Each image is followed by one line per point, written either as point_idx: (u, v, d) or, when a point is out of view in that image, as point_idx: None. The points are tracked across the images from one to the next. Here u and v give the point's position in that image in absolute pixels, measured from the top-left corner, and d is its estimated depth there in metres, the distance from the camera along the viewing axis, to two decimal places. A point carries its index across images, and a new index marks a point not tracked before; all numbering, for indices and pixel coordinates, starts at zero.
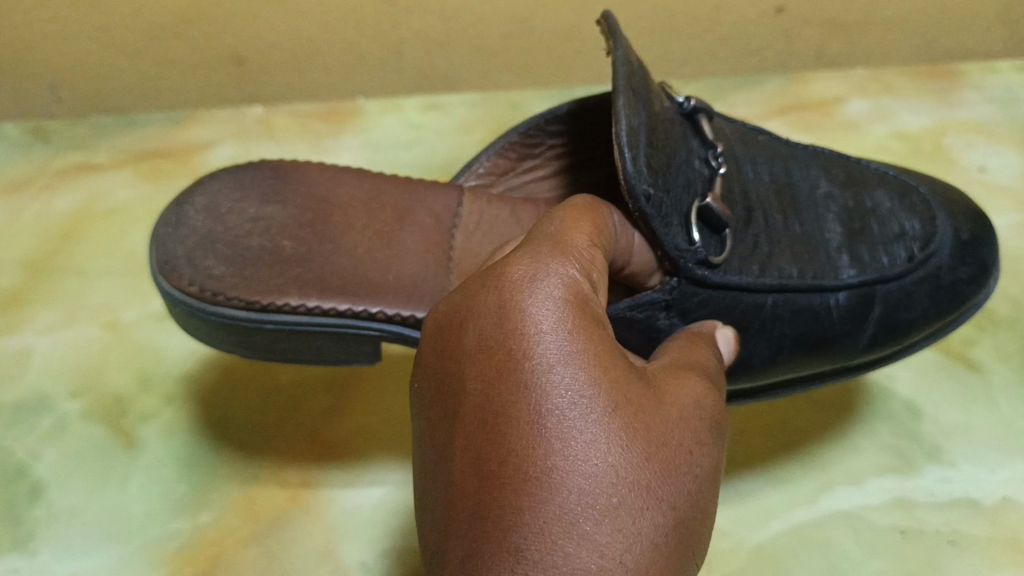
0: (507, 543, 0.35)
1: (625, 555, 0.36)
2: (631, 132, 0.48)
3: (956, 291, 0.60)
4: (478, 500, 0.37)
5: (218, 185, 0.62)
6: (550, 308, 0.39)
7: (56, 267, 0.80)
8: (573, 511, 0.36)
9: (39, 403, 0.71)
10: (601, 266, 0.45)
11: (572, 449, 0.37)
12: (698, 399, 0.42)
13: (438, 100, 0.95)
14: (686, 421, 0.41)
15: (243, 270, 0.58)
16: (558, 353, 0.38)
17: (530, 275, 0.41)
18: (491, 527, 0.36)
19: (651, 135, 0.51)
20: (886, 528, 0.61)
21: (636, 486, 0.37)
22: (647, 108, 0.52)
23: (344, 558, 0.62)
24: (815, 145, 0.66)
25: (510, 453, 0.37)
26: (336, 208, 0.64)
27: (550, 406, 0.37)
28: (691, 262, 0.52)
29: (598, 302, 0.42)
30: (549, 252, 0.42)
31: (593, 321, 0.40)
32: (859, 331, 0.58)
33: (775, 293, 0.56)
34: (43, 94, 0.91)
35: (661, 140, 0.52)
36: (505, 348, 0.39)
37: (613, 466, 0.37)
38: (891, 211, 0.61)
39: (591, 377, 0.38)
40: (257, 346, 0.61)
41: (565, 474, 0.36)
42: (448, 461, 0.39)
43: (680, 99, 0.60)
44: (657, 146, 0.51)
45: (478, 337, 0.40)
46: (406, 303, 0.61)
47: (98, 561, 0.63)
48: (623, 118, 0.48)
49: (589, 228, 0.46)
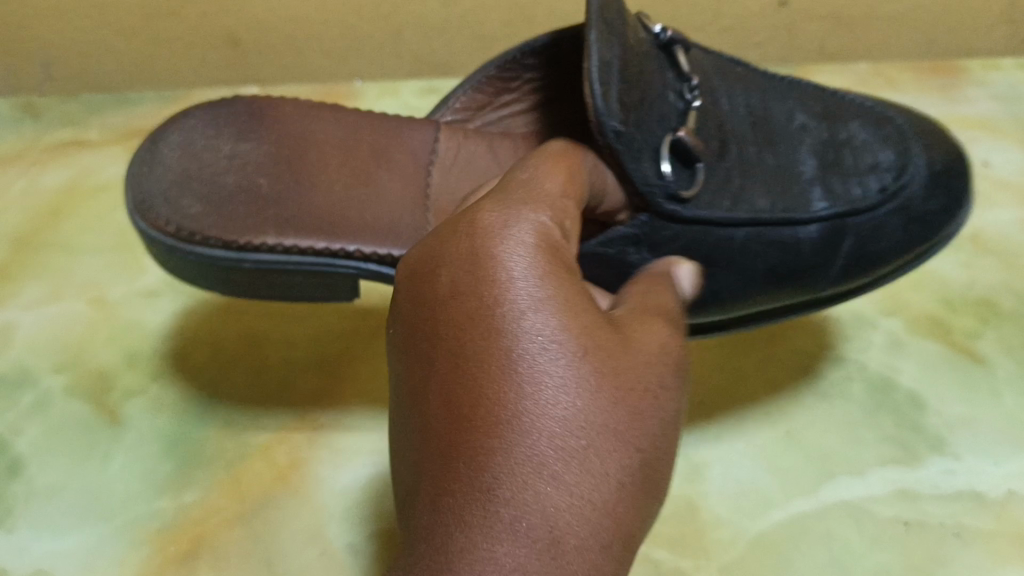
0: (476, 486, 0.35)
1: (598, 498, 0.35)
2: (603, 65, 0.50)
3: (925, 223, 0.57)
4: (448, 444, 0.36)
5: (196, 119, 0.61)
6: (522, 256, 0.39)
7: (42, 242, 0.78)
8: (544, 453, 0.35)
9: (21, 378, 0.68)
10: (574, 217, 0.45)
11: (542, 393, 0.37)
12: (679, 346, 0.42)
13: (437, 85, 0.94)
14: (667, 366, 0.40)
15: (219, 208, 0.57)
16: (529, 299, 0.38)
17: (501, 223, 0.41)
18: (461, 471, 0.36)
19: (623, 70, 0.52)
20: (889, 520, 0.59)
21: (613, 430, 0.37)
22: (619, 44, 0.53)
23: (332, 542, 0.59)
24: (793, 78, 0.65)
25: (479, 397, 0.37)
26: (318, 142, 0.63)
27: (521, 350, 0.37)
28: (660, 195, 0.52)
29: (569, 250, 0.42)
30: (518, 201, 0.42)
31: (565, 268, 0.40)
32: (831, 264, 0.57)
33: (746, 227, 0.55)
34: (36, 72, 0.91)
35: (632, 78, 0.53)
36: (475, 295, 0.39)
37: (588, 408, 0.37)
38: (864, 143, 0.60)
39: (563, 321, 0.38)
40: (236, 289, 0.60)
41: (534, 417, 0.36)
42: (420, 406, 0.39)
43: (656, 31, 0.61)
44: (629, 83, 0.52)
45: (449, 283, 0.40)
46: (381, 241, 0.60)
47: (76, 539, 0.59)
48: (594, 54, 0.50)
49: (564, 177, 0.46)
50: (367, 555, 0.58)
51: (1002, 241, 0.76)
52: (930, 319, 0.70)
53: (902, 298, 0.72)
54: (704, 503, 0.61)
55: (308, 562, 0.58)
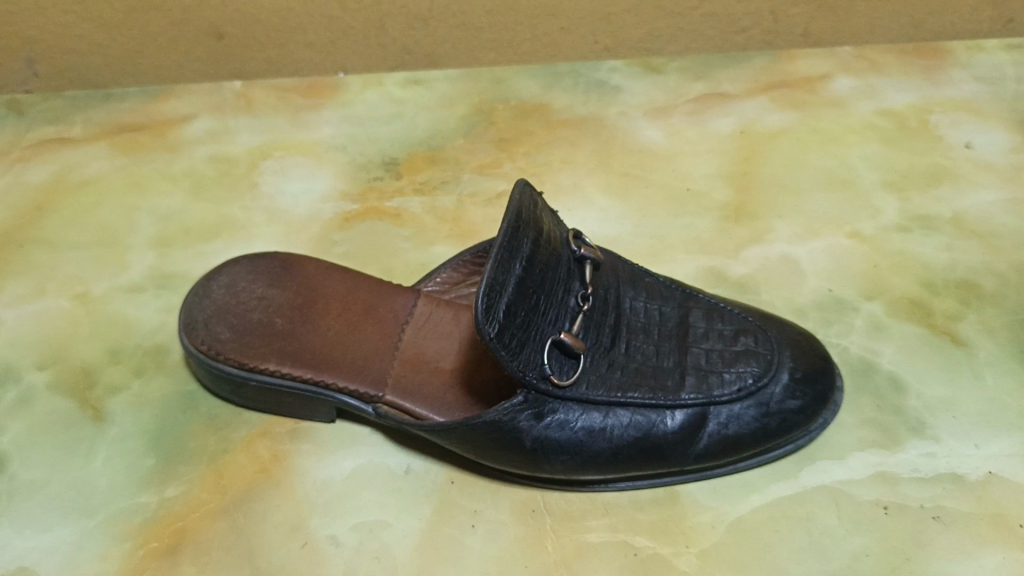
0: None
1: None
2: (506, 256, 0.55)
3: (785, 422, 0.59)
4: None
5: (239, 270, 0.67)
6: None
7: (26, 239, 0.78)
8: None
9: (3, 375, 0.68)
10: None
11: None
12: None
13: (420, 76, 0.94)
14: None
15: (243, 335, 0.63)
16: None
17: None
18: None
19: (521, 279, 0.56)
20: (869, 503, 0.60)
21: None
22: (524, 255, 0.56)
23: (314, 533, 0.59)
24: (695, 287, 0.66)
25: None
26: (324, 298, 0.66)
27: None
28: (534, 377, 0.56)
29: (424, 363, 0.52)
30: None
31: None
32: (690, 442, 0.58)
33: (617, 407, 0.58)
34: (19, 68, 0.91)
35: (529, 290, 0.56)
36: None
37: None
38: (733, 336, 0.61)
39: None
40: (245, 396, 0.64)
41: None
42: None
43: (575, 243, 0.62)
44: (524, 297, 0.56)
45: None
46: (357, 381, 0.62)
47: (58, 535, 0.59)
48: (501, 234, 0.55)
49: None
50: (349, 546, 0.58)
51: (985, 222, 0.76)
52: (912, 301, 0.70)
53: (884, 281, 0.72)
54: (685, 489, 0.61)
55: (288, 553, 0.58)
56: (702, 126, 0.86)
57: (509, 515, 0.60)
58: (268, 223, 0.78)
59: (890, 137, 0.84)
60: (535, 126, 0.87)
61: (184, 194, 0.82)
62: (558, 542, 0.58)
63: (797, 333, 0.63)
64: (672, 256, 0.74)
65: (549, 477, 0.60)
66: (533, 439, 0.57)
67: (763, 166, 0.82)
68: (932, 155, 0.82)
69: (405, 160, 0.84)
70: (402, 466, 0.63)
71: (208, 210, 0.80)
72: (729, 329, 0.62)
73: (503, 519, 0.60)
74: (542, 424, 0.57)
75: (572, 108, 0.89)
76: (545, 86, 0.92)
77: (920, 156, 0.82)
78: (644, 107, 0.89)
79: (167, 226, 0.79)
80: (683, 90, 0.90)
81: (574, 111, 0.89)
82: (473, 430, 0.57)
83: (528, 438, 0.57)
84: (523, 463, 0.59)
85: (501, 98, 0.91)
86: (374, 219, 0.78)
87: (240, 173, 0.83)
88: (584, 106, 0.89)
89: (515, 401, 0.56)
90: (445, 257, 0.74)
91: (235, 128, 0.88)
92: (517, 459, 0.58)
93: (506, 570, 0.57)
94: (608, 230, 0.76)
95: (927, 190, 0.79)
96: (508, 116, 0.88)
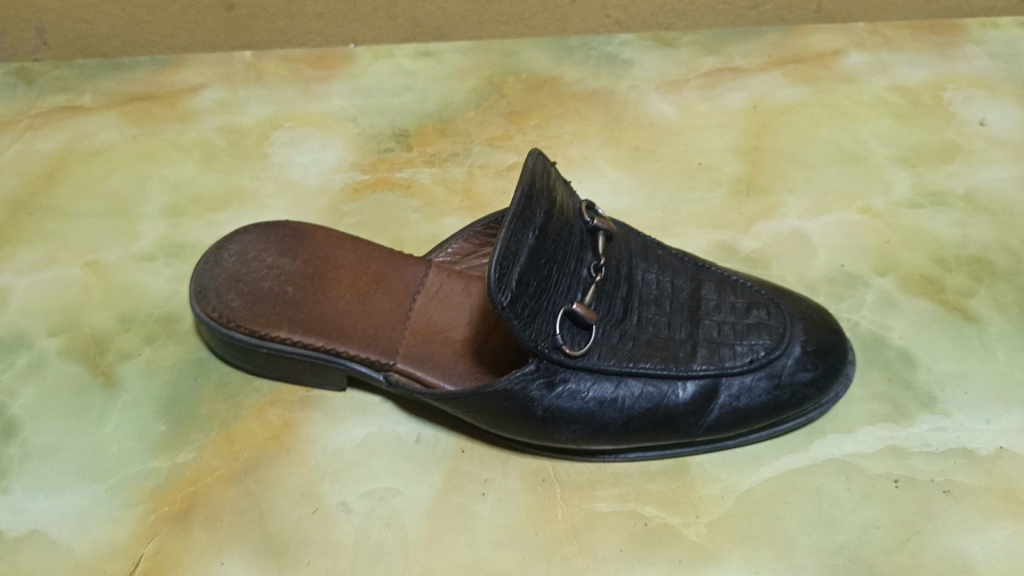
0: None
1: None
2: (520, 225, 0.55)
3: (796, 395, 0.59)
4: None
5: (249, 239, 0.67)
6: None
7: (37, 207, 0.78)
8: None
9: (15, 341, 0.68)
10: None
11: None
12: None
13: (431, 48, 0.94)
14: None
15: (254, 303, 0.63)
16: None
17: None
18: None
19: (534, 249, 0.55)
20: (878, 476, 0.60)
21: None
22: (537, 225, 0.56)
23: (325, 499, 0.59)
24: (706, 260, 0.65)
25: None
26: (335, 267, 0.66)
27: None
28: (546, 347, 0.56)
29: None
30: None
31: None
32: (702, 413, 0.58)
33: (629, 378, 0.58)
34: (30, 38, 0.92)
35: (542, 260, 0.56)
36: None
37: None
38: (745, 309, 0.61)
39: None
40: (256, 363, 0.64)
41: None
42: None
43: (587, 215, 0.62)
44: (537, 266, 0.56)
45: None
46: (368, 350, 0.62)
47: (71, 499, 0.59)
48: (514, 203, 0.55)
49: None
50: (360, 513, 0.58)
51: (997, 198, 0.75)
52: (923, 277, 0.70)
53: (895, 256, 0.72)
54: (694, 460, 0.61)
55: (300, 519, 0.58)
56: (714, 101, 0.85)
57: (519, 483, 0.60)
58: (278, 193, 0.78)
59: (903, 112, 0.83)
60: (545, 98, 0.87)
61: (195, 163, 0.81)
62: (568, 511, 0.59)
63: (808, 307, 0.63)
64: (683, 229, 0.73)
65: (559, 447, 0.60)
66: (544, 408, 0.57)
67: (775, 140, 0.81)
68: (945, 131, 0.82)
69: (416, 132, 0.84)
70: (413, 434, 0.63)
71: (219, 179, 0.80)
72: (741, 302, 0.61)
73: (513, 488, 0.60)
74: (553, 393, 0.57)
75: (583, 81, 0.89)
76: (557, 59, 0.92)
77: (932, 132, 0.81)
78: (656, 80, 0.88)
79: (178, 195, 0.79)
80: (695, 64, 0.90)
81: (585, 84, 0.88)
82: (484, 399, 0.57)
83: (538, 407, 0.57)
84: (533, 433, 0.59)
85: (512, 71, 0.90)
86: (385, 190, 0.78)
87: (251, 144, 0.83)
88: (596, 80, 0.89)
89: (527, 370, 0.56)
90: (456, 228, 0.73)
91: (245, 98, 0.88)
92: (528, 428, 0.58)
93: (516, 538, 0.57)
94: (619, 203, 0.76)
95: (940, 166, 0.78)
96: (518, 89, 0.88)
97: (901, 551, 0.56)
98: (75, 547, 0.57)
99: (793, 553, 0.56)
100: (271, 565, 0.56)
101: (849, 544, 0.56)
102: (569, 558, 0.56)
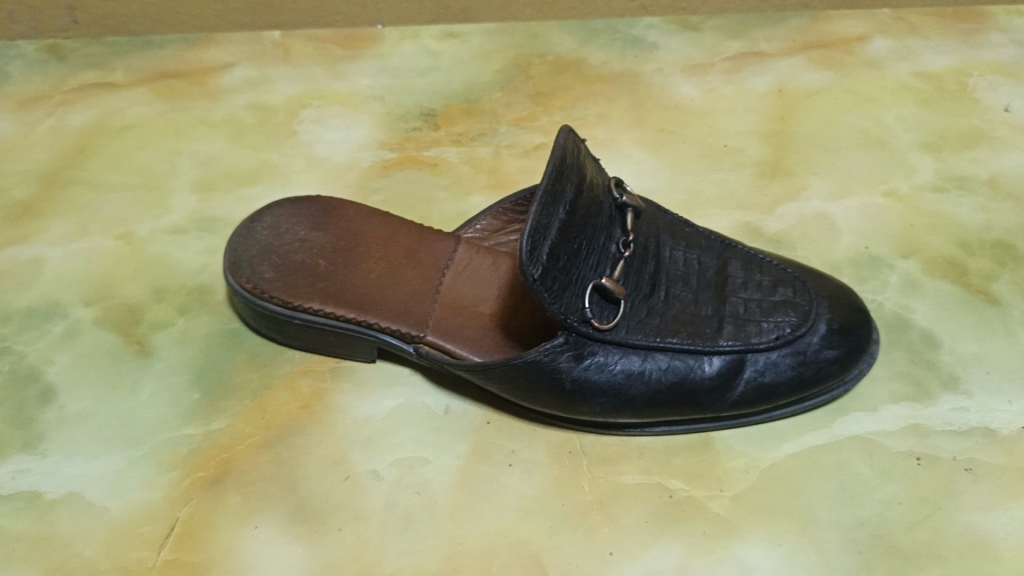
0: None
1: None
2: (550, 200, 0.55)
3: (821, 372, 0.59)
4: None
5: (281, 214, 0.68)
6: None
7: (70, 180, 0.79)
8: None
9: (50, 310, 0.69)
10: None
11: None
12: None
13: (457, 29, 0.95)
14: None
15: (287, 275, 0.64)
16: None
17: None
18: None
19: (564, 223, 0.56)
20: (901, 453, 0.60)
21: None
22: (568, 199, 0.57)
23: (355, 467, 0.60)
24: (733, 240, 0.66)
25: None
26: (365, 242, 0.67)
27: None
28: (576, 320, 0.56)
29: None
30: None
31: None
32: (728, 388, 0.59)
33: (656, 352, 0.58)
34: (59, 15, 0.93)
35: (572, 234, 0.57)
36: None
37: None
38: (771, 287, 0.62)
39: None
40: (288, 335, 0.65)
41: None
42: None
43: (615, 192, 0.62)
44: (567, 240, 0.56)
45: None
46: (398, 322, 0.63)
47: (106, 463, 0.60)
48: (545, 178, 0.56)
49: None
50: (389, 481, 0.59)
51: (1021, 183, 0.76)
52: (946, 260, 0.71)
53: (919, 239, 0.72)
54: (718, 435, 0.62)
55: (330, 486, 0.59)
56: (739, 84, 0.86)
57: (545, 455, 0.61)
58: (307, 170, 0.79)
59: (927, 98, 0.84)
60: (571, 80, 0.88)
61: (225, 139, 0.82)
62: (593, 483, 0.59)
63: (834, 287, 0.64)
64: (707, 210, 0.74)
65: (585, 419, 0.61)
66: (573, 380, 0.58)
67: (799, 124, 0.82)
68: (969, 117, 0.82)
69: (442, 112, 0.85)
70: (441, 406, 0.64)
71: (248, 155, 0.81)
72: (767, 280, 0.62)
73: (540, 460, 0.61)
74: (582, 365, 0.58)
75: (608, 64, 0.89)
76: (582, 42, 0.92)
77: (956, 118, 0.82)
78: (680, 64, 0.89)
79: (208, 170, 0.80)
80: (720, 48, 0.90)
81: (611, 66, 0.89)
82: (513, 370, 0.58)
83: (567, 379, 0.58)
84: (560, 405, 0.60)
85: (538, 53, 0.91)
86: (412, 167, 0.79)
87: (280, 121, 0.84)
88: (621, 62, 0.90)
89: (556, 343, 0.57)
90: (483, 206, 0.74)
91: (273, 76, 0.89)
92: (555, 400, 0.59)
93: (542, 508, 0.58)
94: (644, 183, 0.77)
95: (963, 152, 0.79)
96: (544, 70, 0.89)
97: (922, 527, 0.56)
98: (111, 508, 0.58)
99: (815, 527, 0.57)
100: (303, 529, 0.57)
101: (871, 519, 0.57)
102: (595, 528, 0.57)
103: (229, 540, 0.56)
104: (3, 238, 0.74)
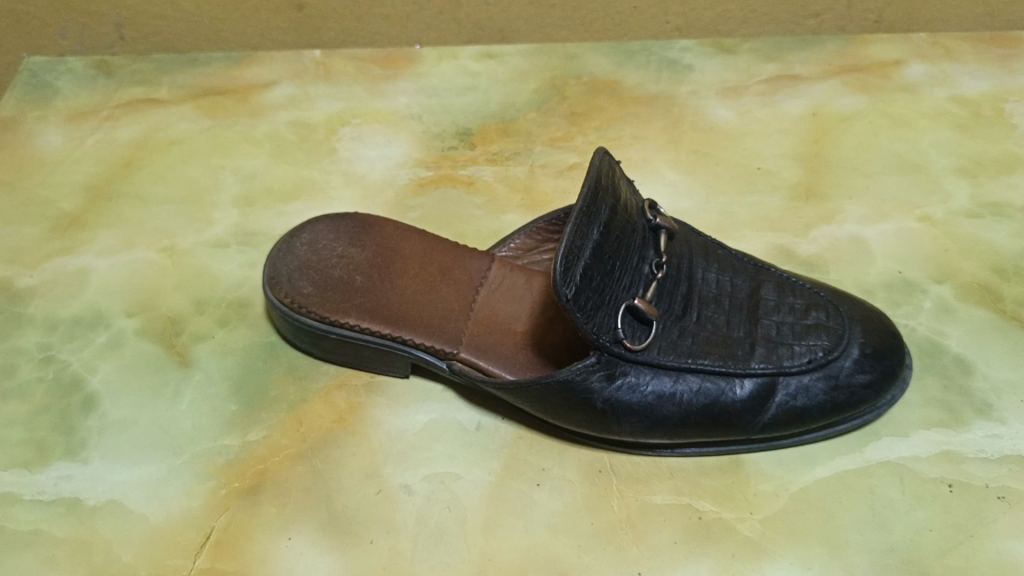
0: None
1: None
2: (585, 221, 0.56)
3: (853, 396, 0.59)
4: None
5: (321, 229, 0.69)
6: None
7: (116, 193, 0.81)
8: None
9: (95, 320, 0.71)
10: None
11: None
12: None
13: (494, 50, 0.96)
14: None
15: (324, 290, 0.65)
16: None
17: None
18: None
19: (598, 244, 0.57)
20: (933, 479, 0.60)
21: None
22: (602, 221, 0.57)
23: (388, 480, 0.61)
24: (768, 263, 0.66)
25: None
26: (402, 258, 0.68)
27: None
28: (608, 339, 0.57)
29: None
30: None
31: None
32: (759, 411, 0.59)
33: (687, 373, 0.58)
34: (108, 32, 0.95)
35: (606, 255, 0.57)
36: None
37: None
38: (804, 309, 0.62)
39: None
40: (324, 349, 0.66)
41: None
42: None
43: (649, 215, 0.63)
44: (601, 260, 0.57)
45: None
46: (431, 339, 0.64)
47: (146, 471, 0.62)
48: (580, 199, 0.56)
49: None
50: (421, 495, 0.60)
51: None
52: (981, 286, 0.71)
53: (952, 264, 0.72)
54: (749, 457, 0.62)
55: (363, 498, 0.60)
56: (773, 107, 0.87)
57: (576, 473, 0.62)
58: (345, 187, 0.81)
59: (963, 123, 0.84)
60: (606, 101, 0.89)
61: (266, 156, 0.84)
62: (622, 502, 0.60)
63: (867, 310, 0.64)
64: (741, 232, 0.75)
65: (616, 439, 0.61)
66: (604, 400, 0.58)
67: (834, 147, 0.82)
68: (1006, 143, 0.82)
69: (479, 131, 0.86)
70: (473, 422, 0.65)
71: (289, 172, 0.83)
72: (800, 303, 0.62)
73: (569, 477, 0.61)
74: (613, 385, 0.58)
75: (643, 86, 0.90)
76: (618, 64, 0.93)
77: (992, 144, 0.82)
78: (716, 86, 0.90)
79: (249, 185, 0.82)
80: (756, 71, 0.91)
81: (646, 88, 0.90)
82: (545, 388, 0.58)
83: (598, 399, 0.58)
84: (592, 424, 0.60)
85: (573, 74, 0.92)
86: (448, 186, 0.80)
87: (320, 139, 0.86)
88: (656, 84, 0.90)
89: (588, 362, 0.57)
90: (517, 224, 0.75)
91: (314, 94, 0.91)
92: (587, 419, 0.60)
93: (572, 525, 0.59)
94: (678, 204, 0.78)
95: (999, 177, 0.79)
96: (580, 91, 0.90)
97: (954, 554, 0.56)
98: (151, 515, 0.59)
99: (845, 551, 0.57)
100: (336, 541, 0.58)
101: (902, 545, 0.57)
102: (624, 547, 0.57)
103: (264, 549, 0.57)
104: (51, 248, 0.77)
